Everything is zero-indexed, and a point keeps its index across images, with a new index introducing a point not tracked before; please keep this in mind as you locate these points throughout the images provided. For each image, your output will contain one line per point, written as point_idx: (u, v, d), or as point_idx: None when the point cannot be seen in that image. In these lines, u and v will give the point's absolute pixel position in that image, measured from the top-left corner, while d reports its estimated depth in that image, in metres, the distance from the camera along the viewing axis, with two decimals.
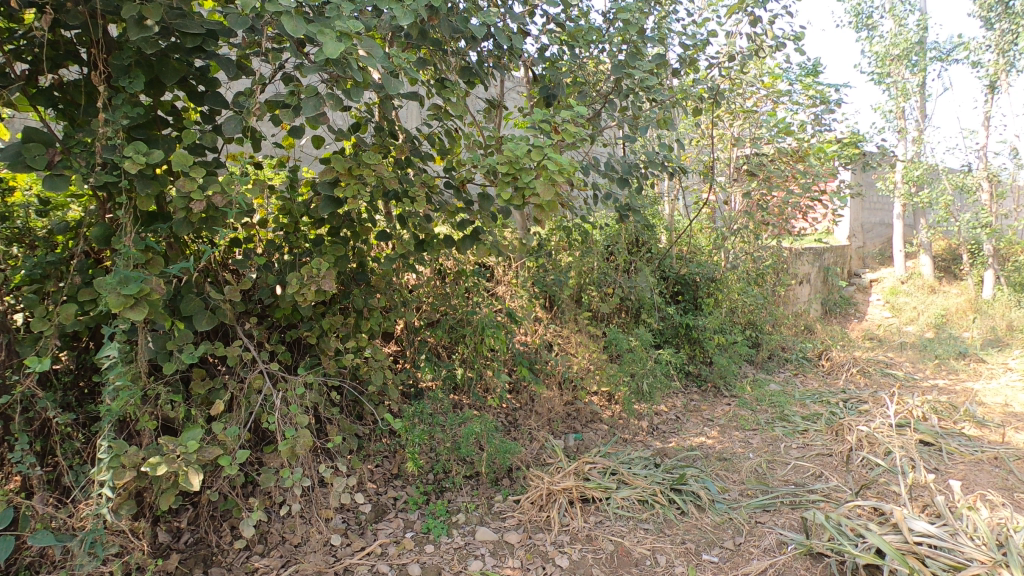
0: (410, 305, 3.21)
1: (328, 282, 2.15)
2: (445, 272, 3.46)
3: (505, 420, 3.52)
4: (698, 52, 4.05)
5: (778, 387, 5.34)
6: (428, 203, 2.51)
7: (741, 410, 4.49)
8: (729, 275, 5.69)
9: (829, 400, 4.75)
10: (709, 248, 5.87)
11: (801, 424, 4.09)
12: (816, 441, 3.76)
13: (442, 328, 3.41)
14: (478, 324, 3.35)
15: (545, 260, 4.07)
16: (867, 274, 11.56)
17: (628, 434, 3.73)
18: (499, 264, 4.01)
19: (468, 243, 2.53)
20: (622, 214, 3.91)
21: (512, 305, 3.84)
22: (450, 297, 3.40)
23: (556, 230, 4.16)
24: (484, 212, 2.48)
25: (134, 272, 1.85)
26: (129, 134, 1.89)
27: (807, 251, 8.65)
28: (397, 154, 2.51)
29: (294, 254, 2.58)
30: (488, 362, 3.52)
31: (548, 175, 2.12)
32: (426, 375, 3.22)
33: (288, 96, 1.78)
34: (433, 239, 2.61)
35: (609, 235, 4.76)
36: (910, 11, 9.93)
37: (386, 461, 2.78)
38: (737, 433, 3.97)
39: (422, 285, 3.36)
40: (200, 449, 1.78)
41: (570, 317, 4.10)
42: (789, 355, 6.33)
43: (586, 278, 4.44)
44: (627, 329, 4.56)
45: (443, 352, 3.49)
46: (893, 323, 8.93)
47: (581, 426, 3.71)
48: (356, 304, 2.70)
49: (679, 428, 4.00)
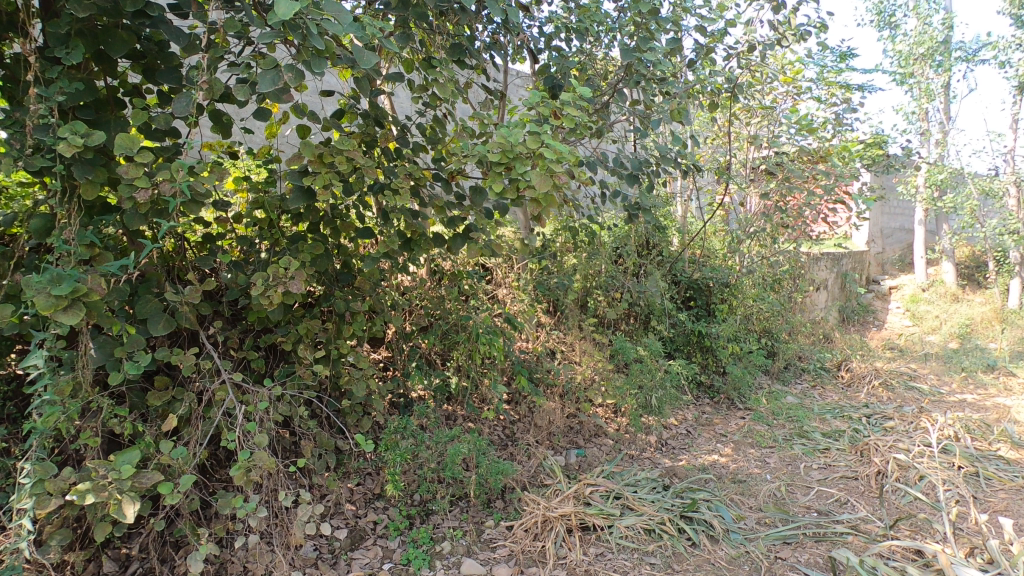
0: (400, 309, 2.99)
1: (297, 284, 1.93)
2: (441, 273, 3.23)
3: (502, 433, 3.28)
4: (715, 42, 3.78)
5: (796, 400, 5.05)
6: (416, 197, 2.29)
7: (757, 425, 4.22)
8: (745, 280, 5.40)
9: (851, 416, 4.45)
10: (723, 252, 5.60)
11: (821, 443, 3.81)
12: (839, 462, 3.48)
13: (435, 334, 3.18)
14: (475, 330, 3.11)
15: (549, 262, 3.91)
16: (887, 281, 11.18)
17: (635, 451, 3.47)
18: (500, 266, 3.78)
19: (459, 242, 2.29)
20: (632, 215, 3.65)
21: (512, 309, 3.60)
22: (446, 300, 3.17)
23: (561, 231, 3.98)
24: (474, 208, 2.24)
25: (71, 269, 1.62)
26: (71, 114, 1.68)
27: (825, 256, 8.33)
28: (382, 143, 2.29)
29: (269, 252, 2.36)
30: (485, 371, 3.28)
31: (545, 166, 1.87)
32: (416, 385, 2.99)
33: (242, 69, 1.54)
34: (421, 238, 2.38)
35: (618, 236, 4.50)
36: (936, 9, 9.55)
37: (368, 480, 2.55)
38: (753, 450, 3.70)
39: (414, 288, 3.13)
40: (138, 473, 1.55)
41: (575, 323, 3.86)
42: (806, 365, 6.04)
43: (593, 282, 4.19)
44: (635, 336, 4.31)
45: (437, 359, 3.26)
46: (914, 332, 8.58)
47: (584, 440, 3.46)
48: (337, 307, 2.48)
49: (690, 444, 3.74)
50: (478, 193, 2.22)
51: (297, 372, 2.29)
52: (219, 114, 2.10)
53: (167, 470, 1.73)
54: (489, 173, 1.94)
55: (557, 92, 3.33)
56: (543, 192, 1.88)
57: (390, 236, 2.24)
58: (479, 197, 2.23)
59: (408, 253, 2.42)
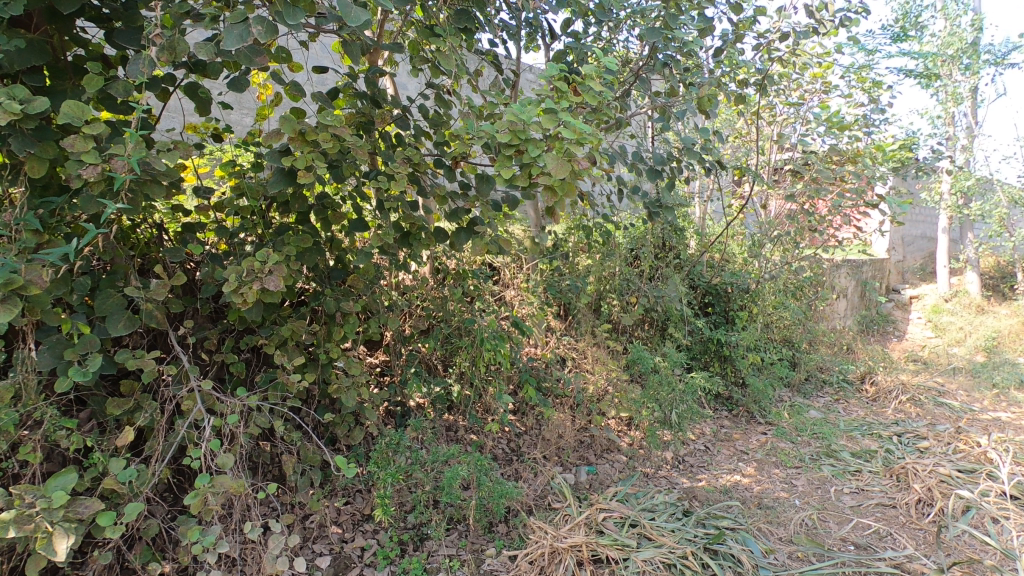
0: (398, 310, 2.74)
1: (275, 280, 1.69)
2: (445, 272, 2.99)
3: (507, 447, 3.03)
4: (745, 29, 3.51)
5: (820, 415, 4.75)
6: (415, 185, 2.05)
7: (780, 442, 3.94)
8: (767, 287, 5.12)
9: (880, 434, 4.16)
10: (743, 256, 5.32)
11: (852, 464, 3.52)
12: (873, 486, 3.20)
13: (437, 338, 2.93)
14: (480, 334, 2.86)
15: (560, 263, 3.66)
16: (908, 290, 10.81)
17: (650, 469, 3.21)
18: (508, 266, 3.53)
19: (462, 237, 2.03)
20: (652, 214, 3.39)
21: (521, 312, 3.35)
22: (450, 300, 2.92)
23: (574, 230, 3.73)
24: (480, 198, 1.98)
25: (6, 258, 1.39)
26: (16, 78, 1.45)
27: (846, 263, 8.00)
28: (378, 124, 2.05)
29: (252, 245, 2.12)
30: (489, 379, 3.03)
31: (562, 148, 1.61)
32: (414, 394, 2.75)
33: (205, 23, 1.31)
34: (421, 230, 2.13)
35: (633, 237, 4.24)
36: (965, 9, 9.18)
37: (358, 499, 2.31)
38: (777, 471, 3.42)
39: (414, 288, 2.89)
40: (75, 500, 1.32)
41: (588, 329, 3.60)
42: (828, 378, 5.75)
43: (606, 286, 3.93)
44: (651, 344, 4.04)
45: (438, 366, 3.02)
46: (937, 344, 8.24)
47: (595, 456, 3.20)
48: (328, 306, 2.25)
49: (710, 462, 3.47)
50: (485, 182, 1.96)
51: (278, 377, 2.06)
52: (195, 88, 1.85)
53: (119, 492, 1.50)
54: (497, 157, 1.69)
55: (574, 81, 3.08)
56: (560, 180, 1.62)
57: (386, 227, 1.98)
58: (486, 187, 1.97)
59: (406, 248, 2.18)
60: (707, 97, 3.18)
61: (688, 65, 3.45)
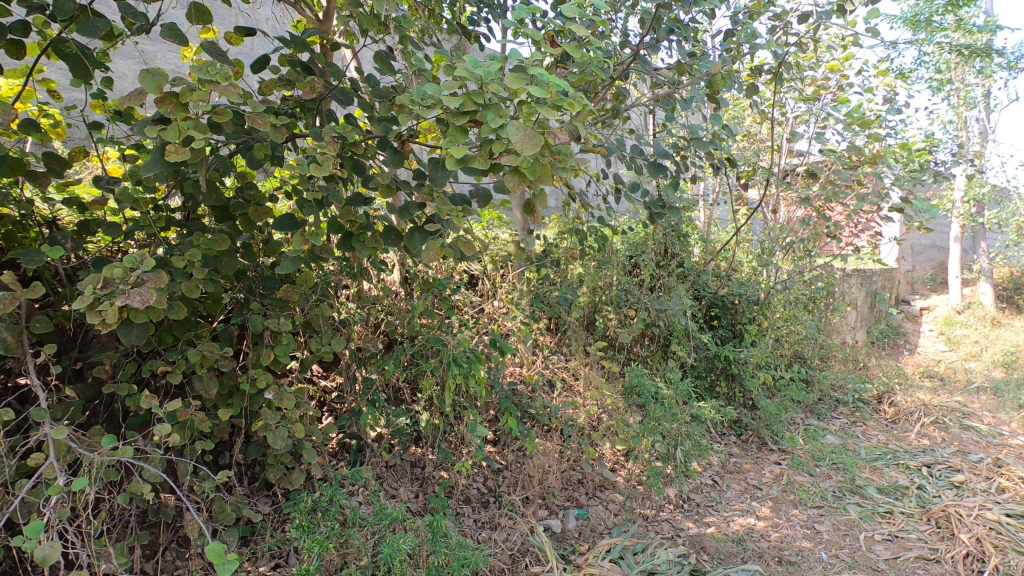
0: (352, 326, 2.32)
1: (150, 294, 1.26)
2: (412, 281, 2.55)
3: (483, 487, 2.60)
4: (760, 7, 3.10)
5: (838, 441, 4.31)
6: (357, 171, 1.63)
7: (797, 475, 3.49)
8: (777, 299, 4.71)
9: (907, 465, 3.74)
10: (753, 266, 4.90)
11: (882, 503, 3.09)
12: (910, 533, 2.78)
13: (400, 359, 2.50)
14: (451, 355, 2.42)
15: (550, 271, 3.21)
16: (918, 300, 10.38)
17: (650, 510, 2.78)
18: (490, 275, 3.09)
19: (415, 238, 1.61)
20: (654, 217, 2.97)
21: (502, 328, 2.92)
22: (416, 314, 2.48)
23: (565, 234, 3.32)
24: (434, 187, 1.54)
25: None
26: None
27: (857, 273, 7.58)
28: (309, 95, 1.63)
29: (155, 246, 1.68)
30: (463, 406, 2.59)
31: (531, 115, 1.18)
32: (370, 425, 2.32)
33: None
34: (369, 229, 1.71)
35: (633, 243, 3.82)
36: (980, 9, 8.78)
37: (289, 561, 1.88)
38: (796, 512, 2.98)
39: (375, 299, 2.47)
40: None
41: (580, 346, 3.15)
42: (842, 397, 5.32)
43: (601, 297, 3.50)
44: (652, 363, 3.60)
45: (404, 391, 2.58)
46: (951, 358, 7.79)
47: (587, 496, 2.76)
48: (254, 323, 1.82)
49: (718, 500, 3.03)
50: (440, 169, 1.54)
51: (182, 412, 1.64)
52: (61, 44, 1.39)
53: None
54: (446, 127, 1.27)
55: (555, 46, 2.58)
56: (530, 158, 1.19)
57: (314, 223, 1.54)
58: (443, 174, 1.54)
59: (349, 252, 1.75)
60: (719, 81, 2.78)
61: (695, 46, 3.03)
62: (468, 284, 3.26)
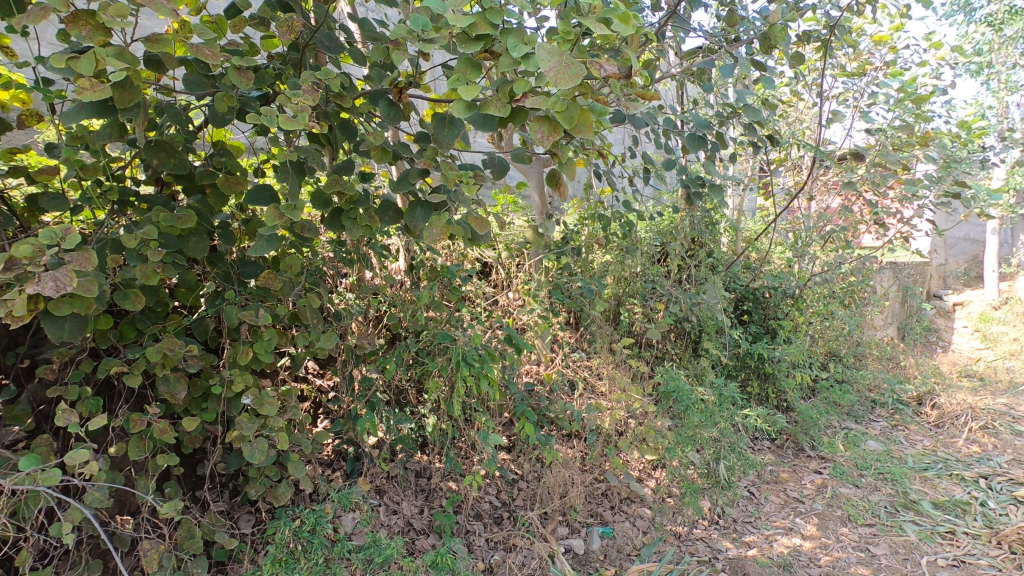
0: (348, 319, 2.05)
1: (76, 281, 0.99)
2: (418, 269, 2.26)
3: (496, 500, 2.32)
4: None
5: (881, 447, 3.98)
6: (347, 133, 1.35)
7: (841, 486, 3.18)
8: (812, 293, 4.36)
9: (963, 476, 3.41)
10: (787, 257, 4.54)
11: (943, 522, 2.79)
12: (980, 560, 2.48)
13: (404, 357, 2.22)
14: (460, 353, 2.12)
15: (571, 261, 2.90)
16: (951, 296, 9.91)
17: (682, 528, 2.48)
18: (504, 263, 2.81)
19: (418, 215, 1.33)
20: (690, 200, 2.62)
21: (518, 322, 2.64)
22: (422, 306, 2.18)
23: (588, 219, 3.01)
24: (439, 150, 1.25)
25: None
26: None
27: (890, 266, 7.16)
28: (287, 38, 1.34)
29: (109, 223, 1.42)
30: (474, 410, 2.30)
31: (568, 38, 0.87)
32: (369, 431, 2.06)
33: None
34: (362, 204, 1.43)
35: (660, 230, 3.49)
36: None
37: None
38: (846, 531, 2.67)
39: (375, 290, 2.19)
40: None
41: (605, 344, 2.83)
42: (880, 398, 4.96)
43: (626, 289, 3.18)
44: (681, 360, 3.29)
45: (408, 391, 2.30)
46: (991, 356, 7.36)
47: (612, 511, 2.47)
48: (229, 316, 1.54)
49: (758, 515, 2.73)
50: (446, 127, 1.24)
51: (138, 421, 1.38)
52: None
53: None
54: (452, 62, 0.95)
55: None
56: (565, 98, 0.89)
57: (292, 194, 1.26)
58: (450, 133, 1.25)
59: (340, 231, 1.47)
60: (777, 33, 2.32)
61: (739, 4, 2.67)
62: (481, 273, 2.97)
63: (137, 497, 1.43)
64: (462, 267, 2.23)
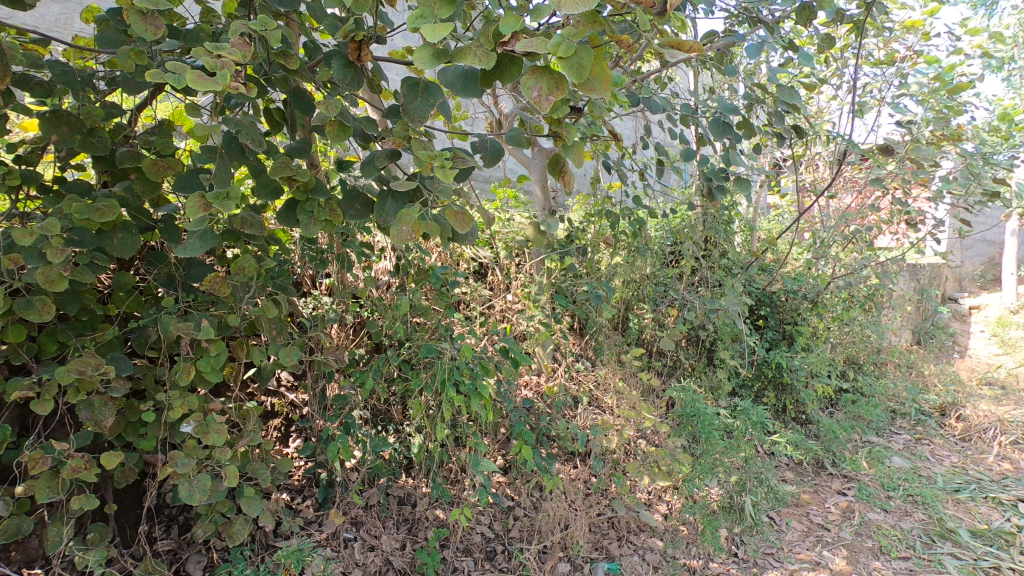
0: (319, 329, 1.79)
1: None
2: (403, 270, 1.99)
3: (489, 530, 2.07)
4: None
5: (906, 464, 3.72)
6: (301, 106, 1.09)
7: (868, 510, 2.92)
8: (833, 297, 4.09)
9: (1000, 500, 3.14)
10: (806, 258, 4.27)
11: (986, 555, 2.56)
12: None
13: (385, 371, 1.96)
14: (448, 368, 1.86)
15: (576, 262, 2.63)
16: (967, 298, 9.60)
17: (697, 562, 2.23)
18: (502, 264, 2.55)
19: (389, 207, 1.08)
20: (712, 195, 2.35)
21: (516, 330, 2.37)
22: (405, 314, 1.92)
23: (595, 216, 2.74)
24: (411, 125, 0.98)
25: None
26: None
27: (909, 267, 6.85)
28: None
29: (11, 215, 1.16)
30: (464, 430, 2.05)
31: None
32: (342, 457, 1.80)
33: None
34: (320, 194, 1.17)
35: (673, 228, 3.22)
36: None
37: None
38: (879, 565, 2.42)
39: (352, 295, 1.93)
40: None
41: (612, 354, 2.57)
42: (902, 408, 4.68)
43: (635, 293, 2.91)
44: (694, 369, 3.02)
45: (390, 409, 2.05)
46: (1012, 362, 7.07)
47: (618, 543, 2.22)
48: (164, 328, 1.29)
49: (781, 546, 2.47)
50: (419, 96, 0.98)
51: (42, 457, 1.14)
52: None
53: None
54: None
55: None
56: (576, 33, 0.63)
57: (222, 179, 1.00)
58: (424, 103, 0.98)
59: (295, 227, 1.21)
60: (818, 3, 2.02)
61: None
62: (476, 275, 2.71)
63: (48, 547, 1.19)
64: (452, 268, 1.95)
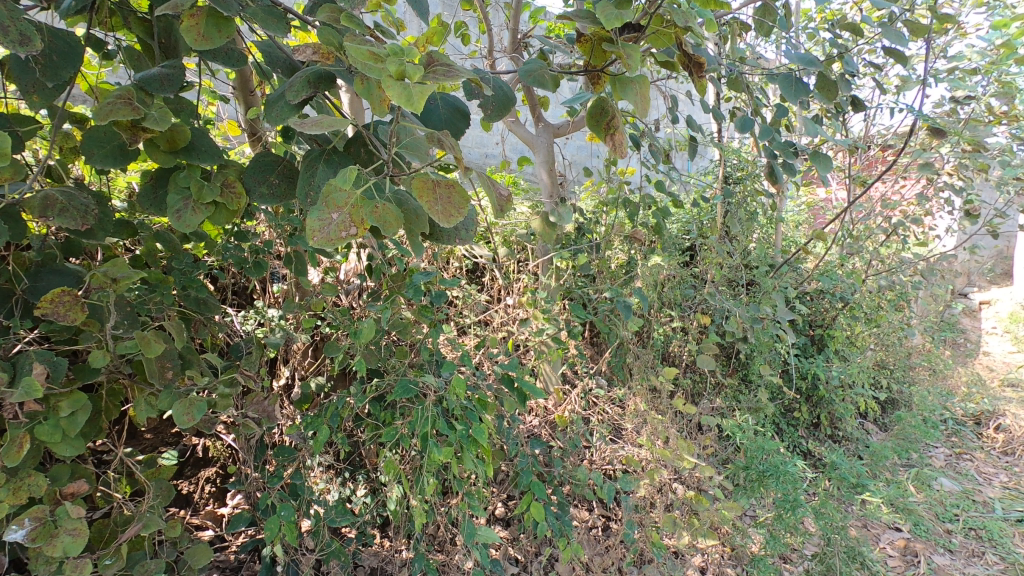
0: (252, 361, 1.30)
1: None
2: (371, 276, 1.50)
3: None
4: None
5: (956, 485, 3.32)
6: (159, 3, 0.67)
7: (933, 552, 2.49)
8: (869, 297, 3.65)
9: None
10: (838, 253, 3.81)
11: None
12: None
13: (347, 413, 1.47)
14: (432, 413, 1.37)
15: (591, 261, 2.16)
16: (977, 292, 9.26)
17: None
18: (501, 263, 2.07)
19: (321, 172, 0.62)
20: (773, 177, 1.86)
21: (519, 347, 1.90)
22: (373, 338, 1.44)
23: (614, 205, 2.26)
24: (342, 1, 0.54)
25: None
26: None
27: None
28: None
29: None
30: (454, 483, 1.58)
31: None
32: (286, 536, 1.32)
33: None
34: (202, 157, 0.70)
35: (699, 220, 2.74)
36: None
37: None
38: None
39: (300, 310, 1.44)
40: None
41: (635, 374, 2.10)
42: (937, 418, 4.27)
43: (659, 296, 2.44)
44: (726, 385, 2.56)
45: (355, 456, 1.57)
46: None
47: None
48: None
49: None
50: None
51: None
52: None
53: None
54: None
55: None
56: None
57: None
58: None
59: (166, 217, 0.74)
60: None
61: None
62: (468, 275, 2.22)
63: None
64: (438, 274, 1.47)
